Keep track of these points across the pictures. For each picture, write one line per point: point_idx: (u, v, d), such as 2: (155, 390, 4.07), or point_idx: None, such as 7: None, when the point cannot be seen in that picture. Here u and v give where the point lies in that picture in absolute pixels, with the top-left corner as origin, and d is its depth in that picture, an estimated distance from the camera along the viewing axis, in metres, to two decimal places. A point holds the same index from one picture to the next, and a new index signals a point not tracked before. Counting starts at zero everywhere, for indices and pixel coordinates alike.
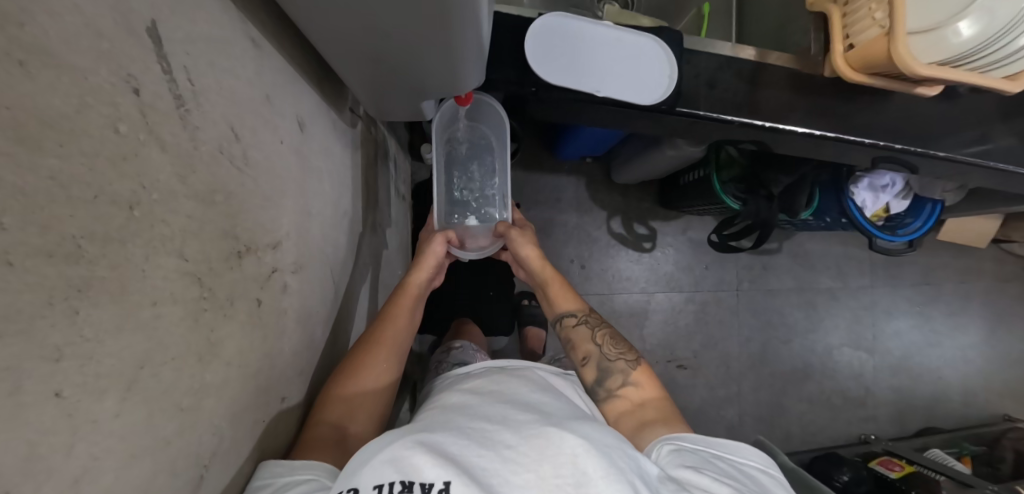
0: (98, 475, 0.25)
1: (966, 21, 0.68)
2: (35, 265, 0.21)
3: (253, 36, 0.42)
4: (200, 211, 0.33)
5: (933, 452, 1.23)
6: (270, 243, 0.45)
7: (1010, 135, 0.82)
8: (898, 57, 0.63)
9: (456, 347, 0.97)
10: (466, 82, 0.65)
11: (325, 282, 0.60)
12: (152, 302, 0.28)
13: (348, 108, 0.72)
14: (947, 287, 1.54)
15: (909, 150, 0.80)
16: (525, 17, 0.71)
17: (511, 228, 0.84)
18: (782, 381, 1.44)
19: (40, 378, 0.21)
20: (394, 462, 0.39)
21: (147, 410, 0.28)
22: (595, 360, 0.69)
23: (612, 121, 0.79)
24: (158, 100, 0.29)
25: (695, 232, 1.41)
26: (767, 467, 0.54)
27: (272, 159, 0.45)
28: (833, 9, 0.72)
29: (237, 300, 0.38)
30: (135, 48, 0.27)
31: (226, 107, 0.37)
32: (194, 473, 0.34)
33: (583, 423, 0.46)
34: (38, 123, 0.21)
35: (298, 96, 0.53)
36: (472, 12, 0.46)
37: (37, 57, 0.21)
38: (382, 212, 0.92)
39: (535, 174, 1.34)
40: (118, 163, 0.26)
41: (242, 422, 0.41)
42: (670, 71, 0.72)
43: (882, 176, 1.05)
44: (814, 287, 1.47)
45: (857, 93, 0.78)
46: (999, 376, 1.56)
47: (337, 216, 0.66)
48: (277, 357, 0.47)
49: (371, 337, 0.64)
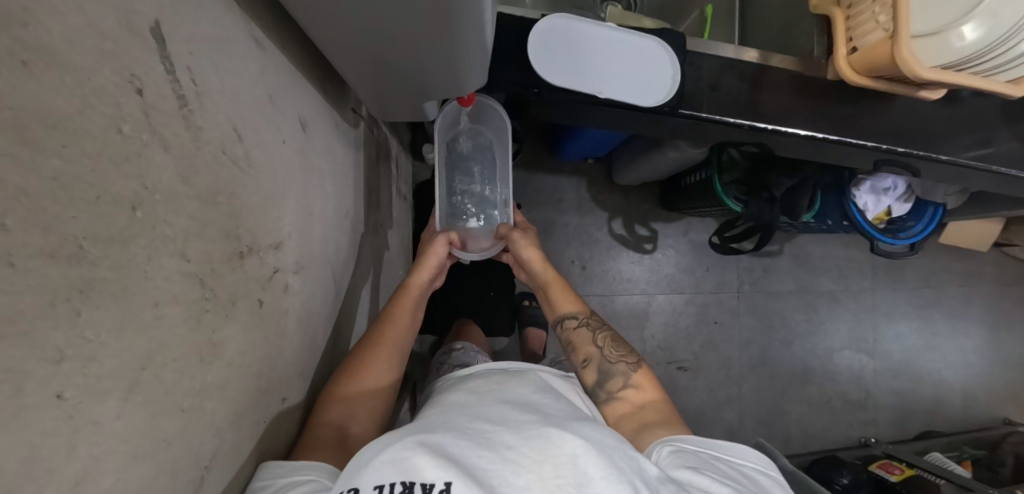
0: (99, 477, 0.25)
1: (970, 25, 0.67)
2: (36, 266, 0.21)
3: (257, 37, 0.42)
4: (202, 212, 0.33)
5: (934, 456, 1.23)
6: (272, 244, 0.44)
7: (1015, 137, 0.81)
8: (902, 60, 0.63)
9: (457, 349, 0.97)
10: (468, 82, 0.64)
11: (326, 283, 0.60)
12: (154, 303, 0.28)
13: (350, 108, 0.72)
14: (948, 290, 1.54)
15: (911, 154, 0.79)
16: (528, 18, 0.71)
17: (512, 230, 0.84)
18: (783, 383, 1.44)
19: (41, 379, 0.21)
20: (395, 462, 0.39)
21: (148, 411, 0.28)
22: (595, 362, 0.68)
23: (614, 123, 0.79)
24: (161, 101, 0.29)
25: (696, 234, 1.41)
26: (767, 469, 0.54)
27: (274, 159, 0.45)
28: (837, 12, 0.72)
29: (238, 302, 0.38)
30: (138, 47, 0.27)
31: (229, 107, 0.37)
32: (194, 474, 0.34)
33: (584, 424, 0.46)
34: (41, 124, 0.21)
35: (300, 95, 0.52)
36: (475, 12, 0.46)
37: (40, 57, 0.21)
38: (383, 212, 0.92)
39: (536, 175, 1.34)
40: (121, 164, 0.25)
41: (243, 423, 0.41)
42: (673, 74, 0.72)
43: (884, 178, 1.04)
44: (814, 289, 1.47)
45: (859, 97, 0.78)
46: (1000, 379, 1.55)
47: (339, 218, 0.66)
48: (278, 357, 0.47)
49: (371, 337, 0.64)
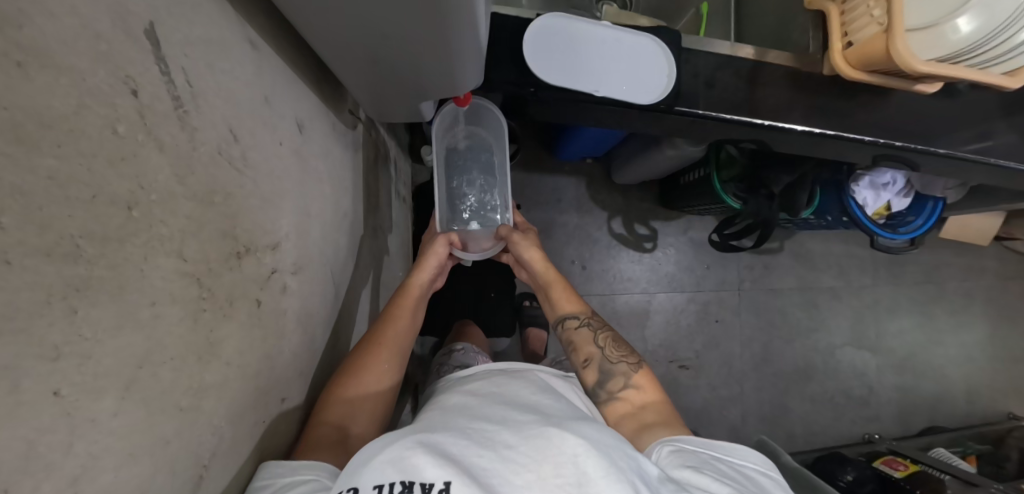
0: (97, 474, 0.25)
1: (964, 18, 0.68)
2: (33, 264, 0.21)
3: (252, 39, 0.43)
4: (199, 212, 0.34)
5: (939, 451, 1.23)
6: (269, 245, 0.45)
7: (1013, 130, 0.82)
8: (899, 56, 0.62)
9: (457, 350, 0.97)
10: (464, 83, 0.65)
11: (325, 285, 0.60)
12: (151, 302, 0.29)
13: (347, 109, 0.73)
14: (950, 285, 1.54)
15: (909, 148, 0.79)
16: (524, 18, 0.72)
17: (513, 232, 0.84)
18: (786, 381, 1.43)
19: (39, 376, 0.21)
20: (395, 462, 0.39)
21: (146, 411, 0.28)
22: (596, 362, 0.68)
23: (611, 121, 0.79)
24: (157, 102, 0.29)
25: (697, 232, 1.41)
26: (768, 470, 0.54)
27: (272, 160, 0.46)
28: (832, 8, 0.72)
29: (236, 300, 0.38)
30: (134, 51, 0.28)
31: (225, 108, 0.37)
32: (194, 473, 0.34)
33: (584, 424, 0.46)
34: (37, 124, 0.21)
35: (297, 97, 0.53)
36: (470, 13, 0.46)
37: (36, 59, 0.21)
38: (382, 213, 0.92)
39: (534, 175, 1.35)
40: (118, 163, 0.26)
41: (242, 423, 0.41)
42: (670, 71, 0.72)
43: (882, 174, 1.04)
44: (816, 286, 1.47)
45: (855, 92, 0.78)
46: (1003, 374, 1.55)
47: (337, 219, 0.66)
48: (277, 358, 0.47)
49: (371, 339, 0.64)
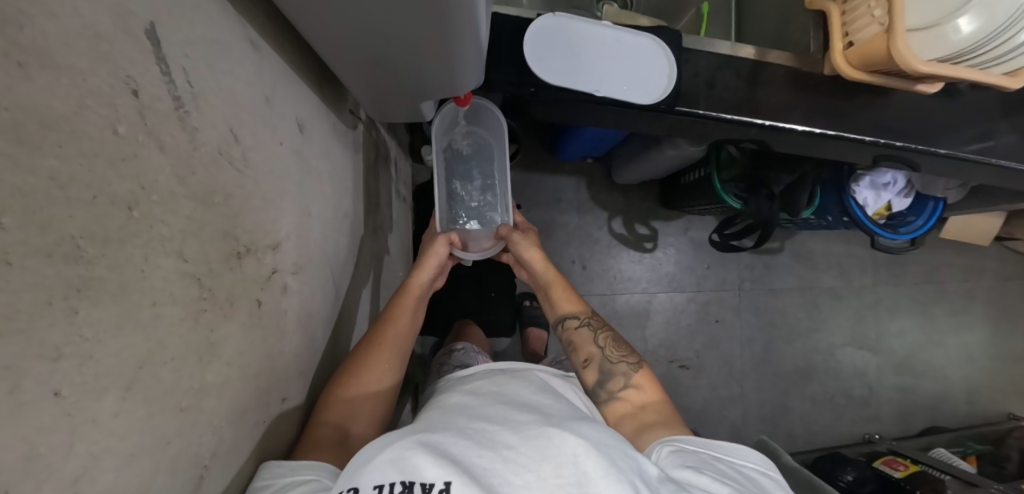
0: (97, 474, 0.25)
1: (965, 18, 0.68)
2: (34, 264, 0.21)
3: (252, 39, 0.43)
4: (199, 212, 0.34)
5: (939, 451, 1.23)
6: (270, 245, 0.45)
7: (1013, 130, 0.82)
8: (899, 56, 0.62)
9: (458, 349, 0.97)
10: (465, 83, 0.64)
11: (325, 285, 0.60)
12: (151, 303, 0.29)
13: (348, 109, 0.72)
14: (951, 286, 1.53)
15: (909, 148, 0.79)
16: (525, 18, 0.72)
17: (513, 231, 0.84)
18: (786, 381, 1.43)
19: (39, 377, 0.21)
20: (396, 462, 0.39)
21: (147, 411, 0.28)
22: (596, 362, 0.68)
23: (611, 121, 0.79)
24: (157, 102, 0.29)
25: (697, 232, 1.41)
26: (768, 470, 0.54)
27: (272, 160, 0.46)
28: (832, 8, 0.72)
29: (236, 301, 0.38)
30: (135, 51, 0.28)
31: (226, 109, 0.37)
32: (194, 473, 0.34)
33: (584, 424, 0.46)
34: (38, 125, 0.21)
35: (297, 97, 0.53)
36: (470, 13, 0.46)
37: (36, 59, 0.21)
38: (383, 213, 0.92)
39: (534, 175, 1.35)
40: (118, 163, 0.26)
41: (243, 423, 0.41)
42: (670, 71, 0.72)
43: (883, 174, 1.04)
44: (816, 286, 1.47)
45: (856, 92, 0.78)
46: (1004, 374, 1.55)
47: (338, 219, 0.66)
48: (278, 358, 0.47)
49: (371, 339, 0.64)
